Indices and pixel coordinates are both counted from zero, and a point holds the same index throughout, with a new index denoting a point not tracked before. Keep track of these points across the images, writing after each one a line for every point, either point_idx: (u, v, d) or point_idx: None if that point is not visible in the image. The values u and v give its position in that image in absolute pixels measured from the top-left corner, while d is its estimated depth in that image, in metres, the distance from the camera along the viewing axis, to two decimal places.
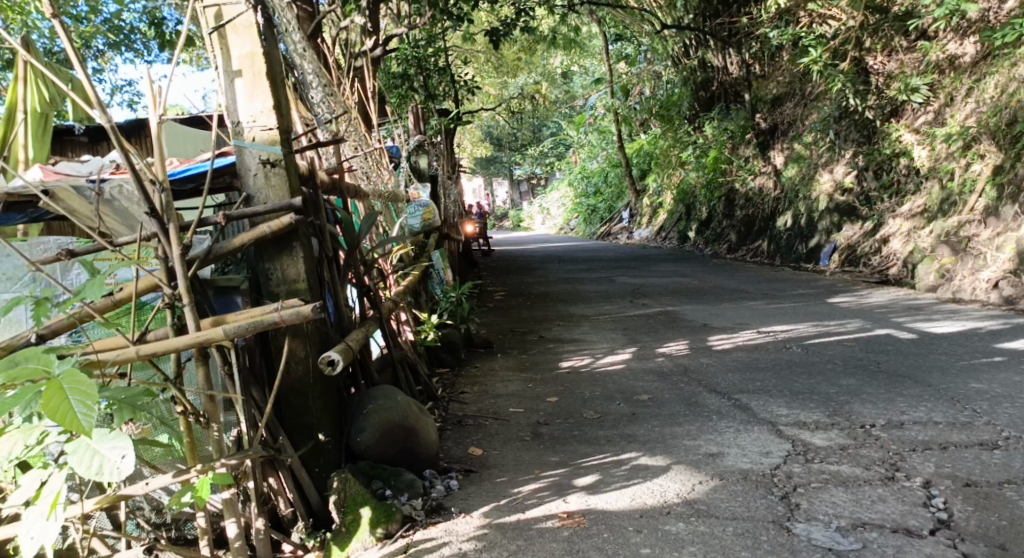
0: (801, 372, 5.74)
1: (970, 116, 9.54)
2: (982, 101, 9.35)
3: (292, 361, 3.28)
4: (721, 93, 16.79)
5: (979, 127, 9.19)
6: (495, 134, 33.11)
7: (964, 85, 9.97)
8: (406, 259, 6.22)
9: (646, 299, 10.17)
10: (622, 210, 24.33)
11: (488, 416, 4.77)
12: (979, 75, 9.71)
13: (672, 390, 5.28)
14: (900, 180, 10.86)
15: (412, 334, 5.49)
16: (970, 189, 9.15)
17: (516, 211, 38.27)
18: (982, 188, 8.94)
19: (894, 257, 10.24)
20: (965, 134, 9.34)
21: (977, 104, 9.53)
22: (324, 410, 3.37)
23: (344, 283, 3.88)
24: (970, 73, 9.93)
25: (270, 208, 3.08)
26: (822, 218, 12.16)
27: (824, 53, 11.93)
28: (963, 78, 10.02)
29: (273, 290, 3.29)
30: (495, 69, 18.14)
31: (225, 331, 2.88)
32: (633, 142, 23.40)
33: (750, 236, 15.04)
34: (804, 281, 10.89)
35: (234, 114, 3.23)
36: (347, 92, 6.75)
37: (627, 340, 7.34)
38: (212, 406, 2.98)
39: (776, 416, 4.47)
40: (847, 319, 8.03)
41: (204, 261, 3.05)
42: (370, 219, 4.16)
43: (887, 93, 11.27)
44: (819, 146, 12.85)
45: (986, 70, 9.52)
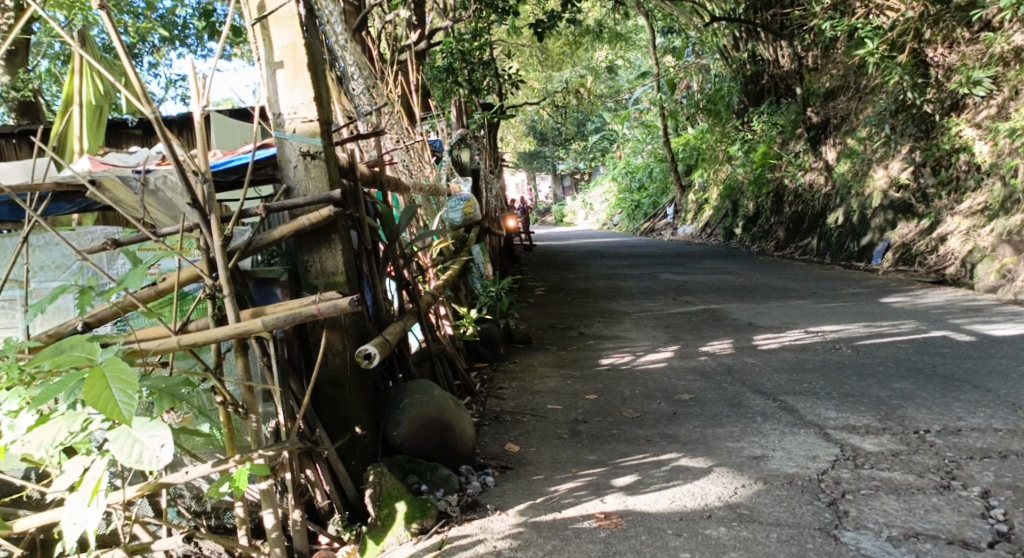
0: (850, 373, 5.58)
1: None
2: None
3: (329, 353, 3.26)
4: (772, 87, 16.47)
5: None
6: (540, 128, 33.04)
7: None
8: (447, 253, 6.21)
9: (691, 296, 10.03)
10: (667, 205, 24.08)
11: (525, 413, 4.72)
12: None
13: (716, 390, 5.17)
14: (959, 176, 10.53)
15: (451, 328, 5.47)
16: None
17: (560, 205, 38.16)
18: None
19: (951, 256, 9.92)
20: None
21: None
22: (361, 402, 3.34)
23: (383, 276, 3.86)
24: None
25: (309, 200, 3.08)
26: (876, 215, 11.91)
27: (880, 45, 11.66)
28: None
29: (312, 282, 3.27)
30: (541, 63, 18.06)
31: (264, 322, 2.88)
32: (680, 137, 23.12)
33: (798, 234, 14.74)
34: (855, 280, 10.63)
35: (276, 105, 3.21)
36: (392, 85, 6.75)
37: (670, 338, 7.23)
38: (250, 397, 2.97)
39: (823, 420, 4.34)
40: (899, 320, 7.80)
41: (244, 253, 3.05)
42: (409, 213, 4.13)
43: (947, 86, 10.92)
44: (873, 141, 12.52)
45: None
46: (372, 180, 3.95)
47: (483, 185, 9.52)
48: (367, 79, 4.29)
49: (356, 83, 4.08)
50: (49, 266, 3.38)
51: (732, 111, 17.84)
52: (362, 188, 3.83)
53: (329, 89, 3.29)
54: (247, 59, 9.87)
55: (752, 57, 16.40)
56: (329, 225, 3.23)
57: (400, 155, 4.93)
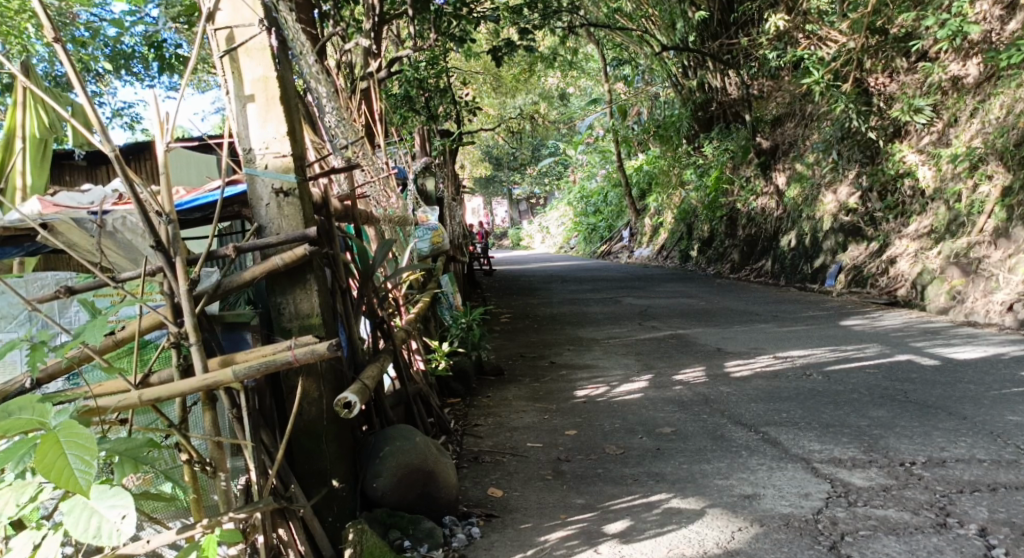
0: (826, 401, 5.52)
1: (976, 138, 9.40)
2: (987, 122, 9.25)
3: (304, 402, 3.04)
4: (720, 114, 16.68)
5: (985, 148, 9.03)
6: (493, 154, 33.05)
7: (967, 106, 9.83)
8: (415, 285, 6.03)
9: (655, 322, 9.97)
10: (622, 229, 24.17)
11: (505, 452, 4.56)
12: (984, 96, 9.57)
13: (695, 421, 5.06)
14: (905, 201, 10.71)
15: (423, 364, 5.29)
16: (978, 210, 8.96)
17: (515, 230, 38.19)
18: (991, 209, 8.74)
19: (902, 277, 10.05)
20: (971, 155, 9.19)
21: (982, 125, 9.37)
22: (338, 453, 3.13)
23: (358, 316, 3.68)
24: (974, 94, 9.79)
25: (283, 239, 2.90)
26: (827, 238, 12.03)
27: (825, 74, 11.66)
28: (967, 99, 9.88)
29: (285, 325, 3.07)
30: (494, 90, 18.03)
31: (235, 373, 2.70)
32: (632, 162, 23.29)
33: (753, 256, 14.87)
34: (814, 303, 10.71)
35: (246, 140, 3.02)
36: (354, 115, 6.61)
37: (642, 366, 7.12)
38: (219, 454, 2.77)
39: (808, 453, 4.28)
40: (864, 344, 7.83)
41: (212, 297, 2.86)
42: (385, 247, 3.98)
43: (890, 113, 11.15)
44: (822, 166, 12.70)
45: (991, 91, 9.38)
46: (345, 215, 3.80)
47: (444, 213, 9.37)
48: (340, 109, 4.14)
49: (329, 116, 3.90)
50: None
51: (682, 136, 18.02)
52: (335, 222, 3.68)
53: (301, 124, 3.12)
54: (197, 88, 9.59)
55: (699, 84, 16.59)
56: (303, 264, 3.04)
57: (371, 186, 4.78)
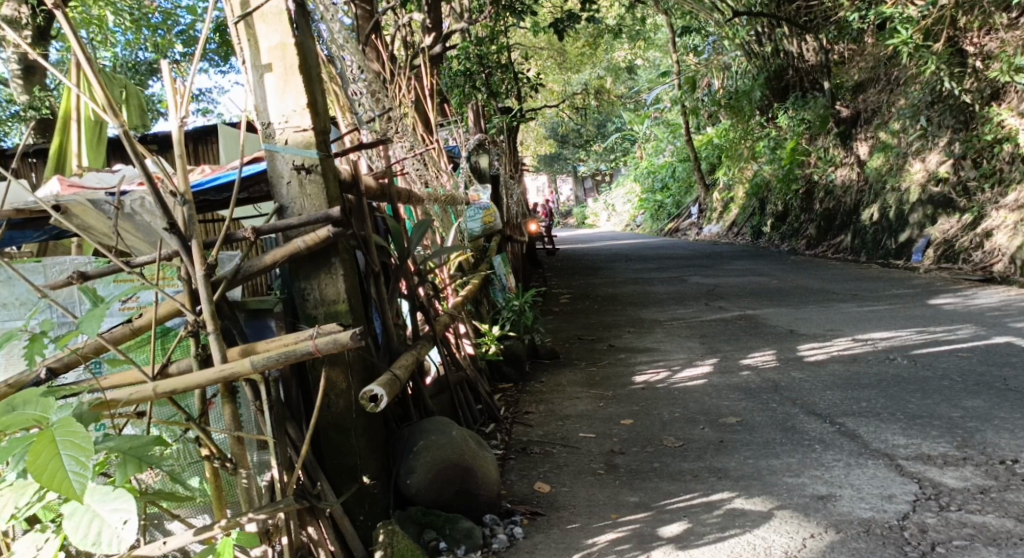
0: (912, 389, 5.07)
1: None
2: None
3: (331, 394, 2.82)
4: (796, 82, 15.92)
5: None
6: (560, 132, 32.70)
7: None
8: (465, 266, 5.82)
9: (724, 301, 9.53)
10: (691, 205, 23.53)
11: (555, 442, 4.29)
12: None
13: (764, 411, 4.69)
14: (1001, 169, 9.94)
15: (471, 347, 5.07)
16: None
17: (582, 207, 37.81)
18: None
19: (999, 252, 9.34)
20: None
21: None
22: (369, 448, 2.90)
23: (393, 300, 3.46)
24: None
25: (303, 220, 2.69)
26: (913, 211, 11.32)
27: (914, 34, 10.93)
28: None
29: (309, 312, 2.86)
30: (560, 65, 17.67)
31: (253, 363, 2.50)
32: (702, 136, 22.58)
33: (830, 231, 14.18)
34: (898, 280, 10.06)
35: (264, 113, 2.79)
36: (404, 91, 6.41)
37: (708, 350, 6.75)
38: (240, 449, 2.56)
39: (892, 447, 3.89)
40: (954, 324, 7.26)
41: (232, 282, 2.67)
42: (423, 227, 3.75)
43: (986, 75, 10.34)
44: (908, 134, 11.94)
45: None
46: (380, 194, 3.60)
47: (502, 192, 9.09)
48: (375, 82, 3.97)
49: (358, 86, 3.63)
50: (13, 304, 2.94)
51: (756, 107, 17.29)
52: (367, 201, 3.48)
53: (324, 96, 2.89)
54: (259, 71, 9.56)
55: (776, 50, 15.84)
56: (328, 247, 2.83)
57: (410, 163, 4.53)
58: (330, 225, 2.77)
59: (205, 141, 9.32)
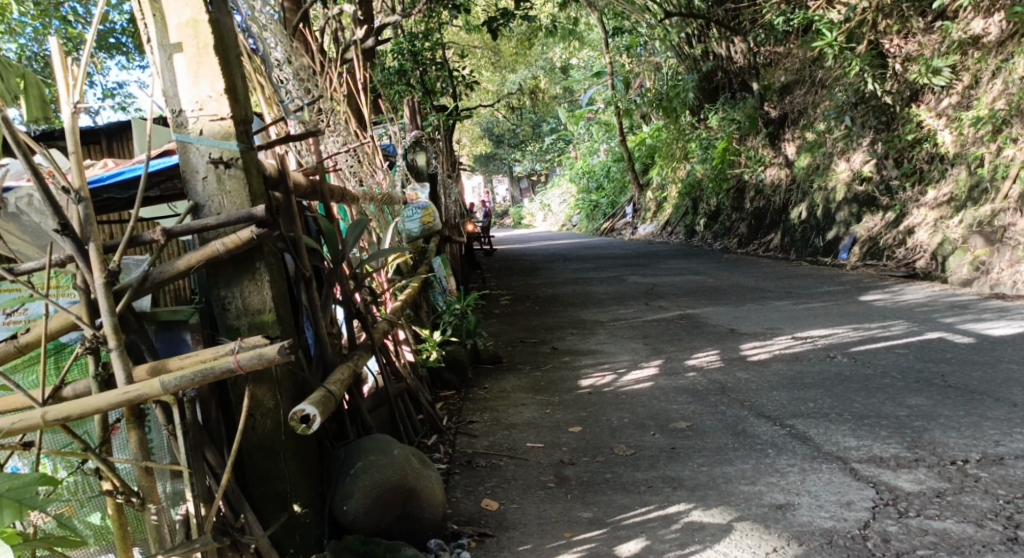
0: (857, 388, 5.03)
1: (999, 99, 8.82)
2: (1010, 82, 8.70)
3: (257, 414, 2.55)
4: (726, 83, 16.10)
5: (1009, 109, 8.45)
6: (494, 132, 32.54)
7: (989, 67, 9.24)
8: (404, 268, 5.59)
9: (663, 301, 9.48)
10: (625, 205, 23.65)
11: (501, 454, 4.08)
12: (1006, 55, 8.98)
13: (713, 415, 4.58)
14: (922, 167, 10.17)
15: (412, 354, 4.87)
16: (1002, 175, 8.42)
17: (517, 208, 37.75)
18: (1015, 174, 8.20)
19: (921, 248, 9.54)
20: (993, 117, 8.62)
21: (1005, 85, 8.80)
22: (300, 472, 2.63)
23: (327, 307, 3.19)
24: (996, 53, 9.18)
25: (222, 220, 2.42)
26: (840, 209, 11.49)
27: (838, 36, 11.15)
28: (988, 59, 9.28)
29: (231, 323, 2.58)
30: (493, 64, 17.49)
31: (162, 384, 2.23)
32: (635, 135, 22.71)
33: (761, 230, 14.36)
34: (828, 277, 10.18)
35: (174, 99, 2.50)
36: (334, 85, 6.13)
37: (651, 351, 6.63)
38: (147, 481, 2.29)
39: (844, 450, 3.81)
40: (888, 321, 7.33)
41: (140, 292, 2.39)
42: (359, 226, 3.47)
43: (906, 76, 10.57)
44: (833, 133, 12.15)
45: (1014, 49, 8.81)
46: (310, 192, 3.33)
47: (440, 191, 8.84)
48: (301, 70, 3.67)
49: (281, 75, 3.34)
50: None
51: (686, 108, 17.44)
52: (296, 199, 3.21)
53: (245, 80, 2.60)
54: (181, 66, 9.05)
55: (705, 52, 16.01)
56: (251, 250, 2.55)
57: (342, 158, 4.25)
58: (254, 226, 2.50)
59: (121, 137, 8.79)
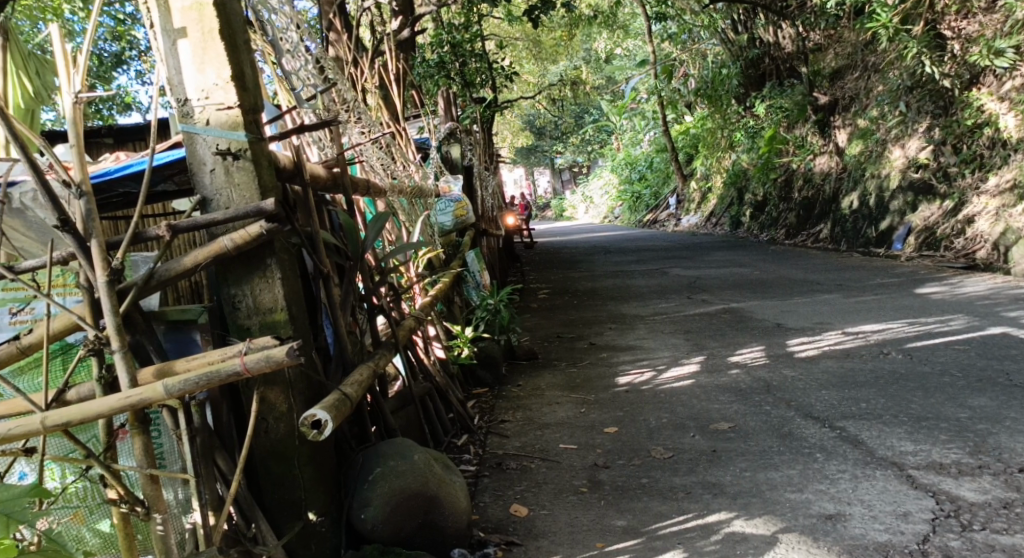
0: (913, 387, 4.75)
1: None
2: None
3: (269, 418, 2.42)
4: (773, 70, 15.65)
5: None
6: (536, 124, 32.34)
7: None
8: (436, 262, 5.46)
9: (706, 294, 9.21)
10: (668, 196, 23.27)
11: (533, 456, 3.92)
12: None
13: (757, 415, 4.35)
14: (981, 154, 9.70)
15: (442, 351, 4.74)
16: None
17: (559, 200, 37.49)
18: None
19: (981, 238, 9.10)
20: None
21: None
22: (315, 479, 2.49)
23: (348, 304, 3.06)
24: None
25: (229, 215, 2.31)
26: (894, 198, 11.07)
27: (893, 18, 10.72)
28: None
29: (242, 323, 2.46)
30: (534, 56, 17.27)
31: (166, 388, 2.11)
32: (679, 125, 22.31)
33: (809, 221, 13.93)
34: (880, 269, 9.79)
35: (179, 88, 2.44)
36: (367, 74, 5.99)
37: (693, 347, 6.40)
38: (154, 490, 2.18)
39: (899, 455, 3.56)
40: (946, 315, 6.97)
41: (146, 290, 2.29)
42: (381, 220, 3.33)
43: (965, 59, 10.11)
44: (886, 120, 11.71)
45: None
46: (330, 185, 3.20)
47: (476, 184, 8.66)
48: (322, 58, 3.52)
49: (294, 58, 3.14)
50: None
51: (733, 96, 17.04)
52: (315, 191, 3.08)
53: (253, 69, 2.54)
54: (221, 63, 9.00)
55: (751, 39, 15.61)
56: (262, 246, 2.43)
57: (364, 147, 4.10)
58: (263, 220, 2.38)
59: None
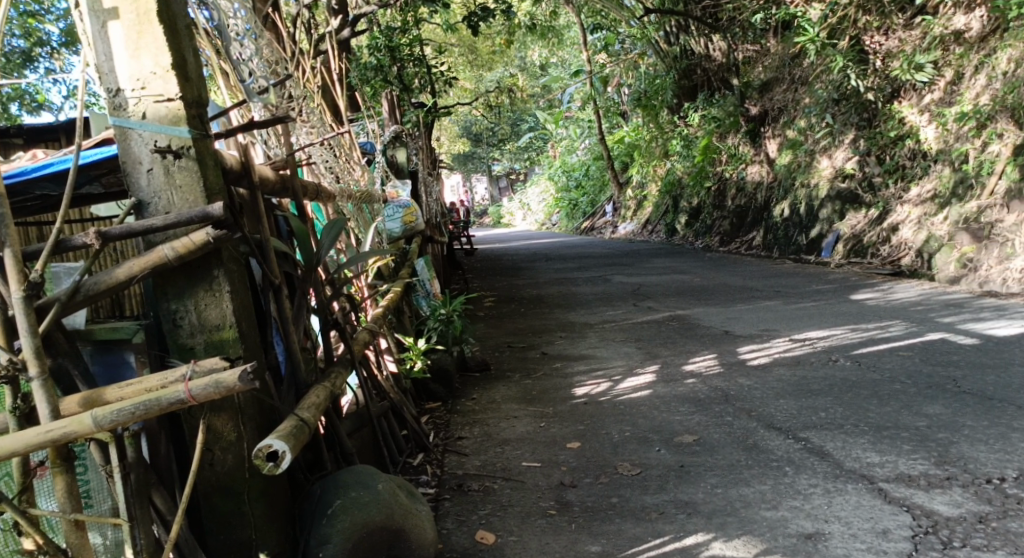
0: (867, 394, 4.72)
1: (982, 95, 8.65)
2: (994, 77, 8.51)
3: (215, 449, 2.19)
4: (705, 81, 15.85)
5: (994, 105, 8.24)
6: (471, 131, 32.25)
7: (971, 62, 9.07)
8: (385, 271, 5.24)
9: (651, 301, 9.17)
10: (604, 203, 23.40)
11: (496, 476, 3.73)
12: (989, 50, 8.82)
13: (720, 427, 4.25)
14: (904, 164, 9.95)
15: (394, 365, 4.50)
16: (987, 171, 8.22)
17: (495, 208, 37.44)
18: (1001, 170, 8.02)
19: (905, 246, 9.31)
20: (978, 113, 8.43)
21: (988, 81, 8.62)
22: (267, 516, 2.26)
23: (301, 319, 2.82)
24: (979, 49, 9.02)
25: (169, 221, 2.07)
26: (823, 206, 11.20)
27: (821, 32, 10.95)
28: (970, 54, 9.11)
29: (184, 342, 2.20)
30: (470, 64, 17.14)
31: (95, 420, 1.89)
32: (612, 133, 22.46)
33: (742, 228, 14.10)
34: (815, 276, 9.93)
35: (110, 77, 2.18)
36: (308, 74, 5.76)
37: (645, 355, 6.30)
38: (78, 537, 1.98)
39: (868, 466, 3.49)
40: (885, 321, 7.05)
41: (71, 307, 2.05)
42: (335, 227, 3.09)
43: (889, 73, 10.38)
44: (815, 131, 11.94)
45: (997, 44, 8.64)
46: (280, 188, 2.95)
47: (421, 189, 8.42)
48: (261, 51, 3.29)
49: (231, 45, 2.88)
50: None
51: (666, 105, 17.22)
52: (264, 196, 2.83)
53: (197, 57, 2.30)
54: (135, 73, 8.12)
55: (683, 50, 15.79)
56: (208, 256, 2.18)
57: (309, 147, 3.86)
58: (210, 226, 2.14)
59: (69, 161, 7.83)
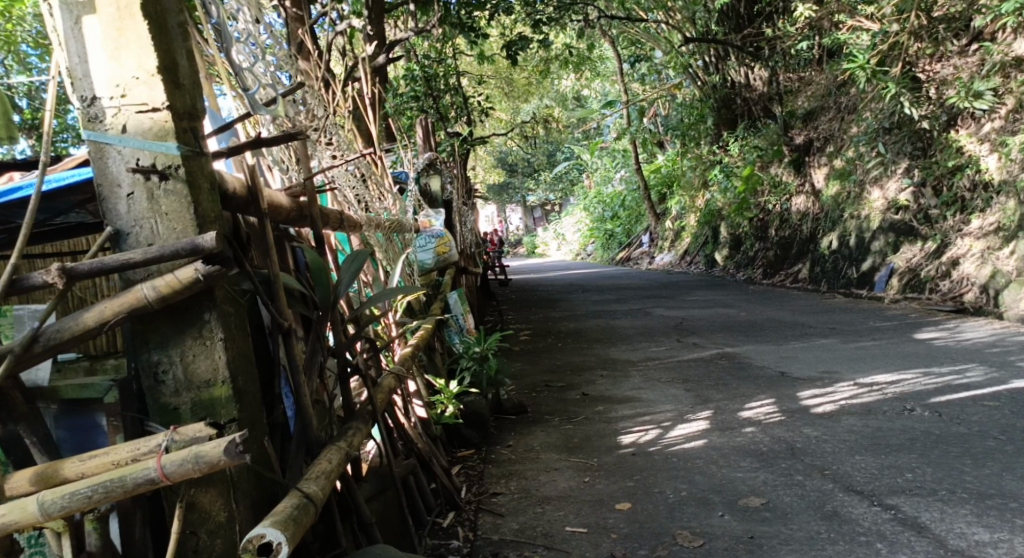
0: (956, 452, 4.19)
1: None
2: None
3: (201, 531, 1.82)
4: (746, 111, 15.37)
5: None
6: (507, 161, 32.06)
7: None
8: (415, 306, 4.85)
9: (697, 337, 8.65)
10: (641, 234, 22.88)
11: (537, 543, 3.28)
12: None
13: (790, 487, 3.76)
14: (963, 196, 9.28)
15: (423, 410, 4.07)
16: None
17: (531, 237, 37.15)
18: None
19: (968, 281, 8.71)
20: None
21: None
22: None
23: (315, 367, 2.43)
24: None
25: (147, 255, 1.71)
26: (875, 239, 10.66)
27: None
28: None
29: (168, 400, 1.86)
30: (505, 95, 16.85)
31: (42, 506, 1.57)
32: (650, 163, 22.00)
33: (787, 261, 13.51)
34: (870, 312, 9.33)
35: (85, 82, 1.91)
36: (340, 100, 5.47)
37: (696, 399, 5.80)
38: None
39: (978, 547, 2.98)
40: (959, 365, 6.46)
41: (31, 358, 1.75)
42: (357, 260, 2.71)
43: (943, 100, 9.78)
44: (864, 161, 11.37)
45: None
46: (295, 217, 2.59)
47: (455, 218, 8.06)
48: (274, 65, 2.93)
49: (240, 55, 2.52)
50: None
51: (705, 135, 16.74)
52: (276, 224, 2.47)
53: (191, 62, 2.01)
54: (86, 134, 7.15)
55: (723, 79, 15.32)
56: (198, 297, 1.83)
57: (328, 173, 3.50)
58: (201, 261, 1.77)
59: None
